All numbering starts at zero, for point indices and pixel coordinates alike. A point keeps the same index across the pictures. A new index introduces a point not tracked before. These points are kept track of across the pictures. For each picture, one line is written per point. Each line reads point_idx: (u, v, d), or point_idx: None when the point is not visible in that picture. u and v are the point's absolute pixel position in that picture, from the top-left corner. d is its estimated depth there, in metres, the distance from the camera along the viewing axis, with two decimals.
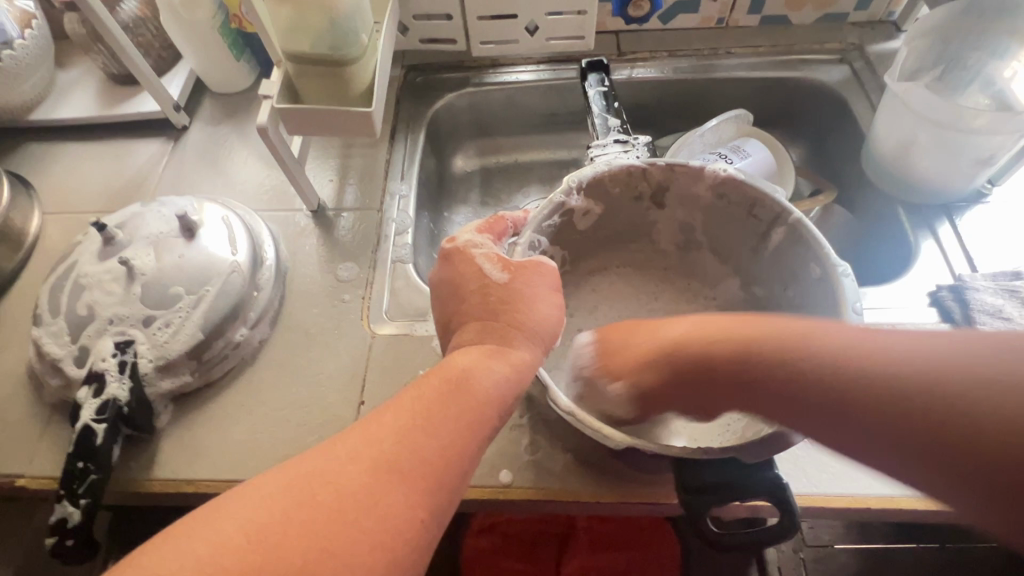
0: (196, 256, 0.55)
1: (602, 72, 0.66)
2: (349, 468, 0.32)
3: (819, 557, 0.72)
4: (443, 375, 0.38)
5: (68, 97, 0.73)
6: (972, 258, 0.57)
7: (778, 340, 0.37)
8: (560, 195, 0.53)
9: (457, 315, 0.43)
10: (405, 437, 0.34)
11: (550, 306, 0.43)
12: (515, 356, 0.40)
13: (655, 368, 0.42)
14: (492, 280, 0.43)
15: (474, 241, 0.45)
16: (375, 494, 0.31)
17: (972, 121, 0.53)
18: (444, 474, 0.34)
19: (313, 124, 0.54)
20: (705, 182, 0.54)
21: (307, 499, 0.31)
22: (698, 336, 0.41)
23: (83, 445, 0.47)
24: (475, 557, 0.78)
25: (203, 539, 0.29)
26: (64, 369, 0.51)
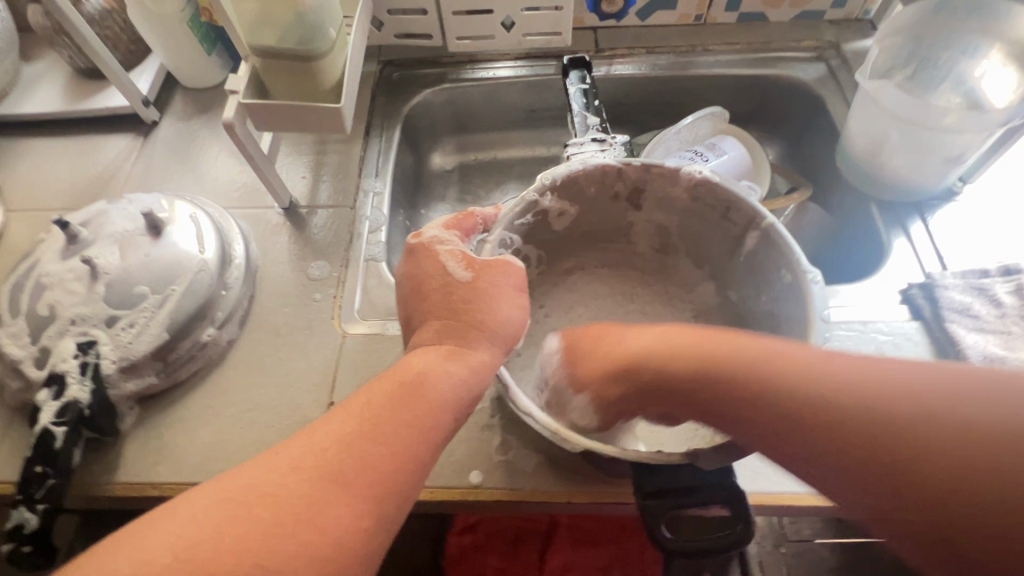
0: (161, 255, 0.53)
1: (583, 68, 0.66)
2: (291, 478, 0.32)
3: (796, 552, 0.73)
4: (396, 379, 0.37)
5: (33, 91, 0.71)
6: (942, 256, 0.57)
7: (755, 359, 0.36)
8: (531, 193, 0.52)
9: (419, 312, 0.43)
10: (351, 444, 0.33)
11: (513, 307, 0.43)
12: (472, 358, 0.40)
13: (620, 379, 0.43)
14: (456, 278, 0.42)
15: (440, 237, 0.45)
16: (317, 504, 0.31)
17: (942, 119, 0.53)
18: (391, 481, 0.33)
19: (281, 119, 0.53)
20: (676, 184, 0.54)
21: (245, 511, 0.30)
22: (672, 349, 0.40)
23: (41, 449, 0.46)
24: (457, 556, 0.78)
25: (130, 556, 0.28)
26: (24, 371, 0.50)
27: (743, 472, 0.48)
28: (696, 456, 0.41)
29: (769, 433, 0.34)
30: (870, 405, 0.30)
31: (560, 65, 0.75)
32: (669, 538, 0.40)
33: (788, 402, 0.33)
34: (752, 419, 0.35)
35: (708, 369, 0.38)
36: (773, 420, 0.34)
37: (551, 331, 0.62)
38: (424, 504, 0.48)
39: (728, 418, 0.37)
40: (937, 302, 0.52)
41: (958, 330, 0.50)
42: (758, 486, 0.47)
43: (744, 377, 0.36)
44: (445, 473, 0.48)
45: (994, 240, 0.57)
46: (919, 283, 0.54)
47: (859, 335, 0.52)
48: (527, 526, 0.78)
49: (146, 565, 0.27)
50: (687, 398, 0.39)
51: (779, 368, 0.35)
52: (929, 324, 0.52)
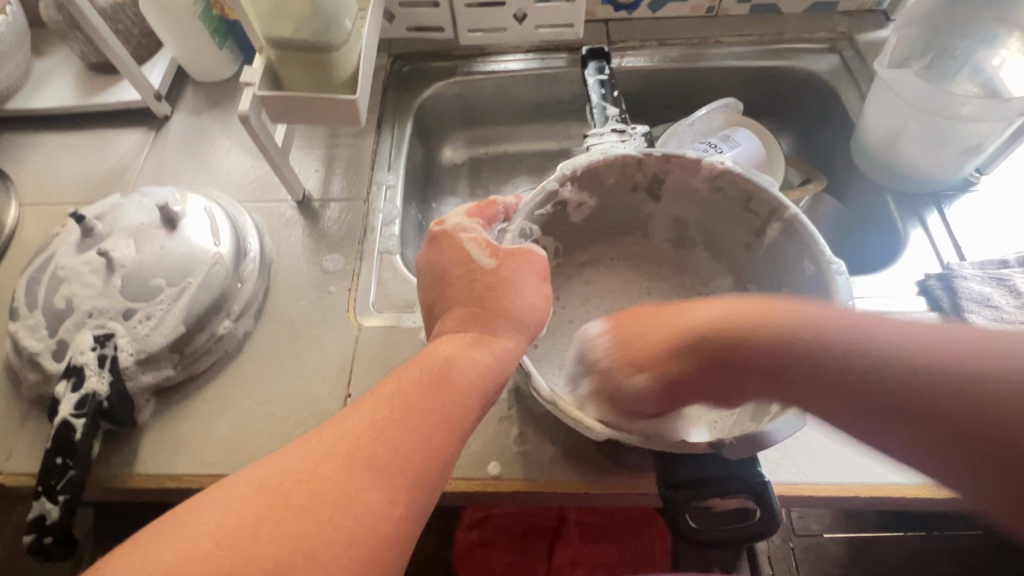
0: (177, 247, 0.54)
1: (602, 59, 0.65)
2: (324, 466, 0.32)
3: (807, 546, 0.73)
4: (425, 366, 0.37)
5: (45, 86, 0.71)
6: (961, 247, 0.57)
7: (806, 325, 0.35)
8: (552, 182, 0.52)
9: (441, 300, 0.43)
10: (383, 430, 0.33)
11: (537, 295, 0.43)
12: (498, 345, 0.40)
13: (687, 356, 0.39)
14: (480, 266, 0.42)
15: (463, 225, 0.44)
16: (353, 491, 0.31)
17: (961, 109, 0.53)
18: (424, 466, 0.33)
19: (296, 111, 0.53)
20: (695, 174, 0.54)
21: (280, 499, 0.30)
22: (744, 320, 0.37)
23: (61, 441, 0.46)
24: (465, 551, 0.78)
25: (172, 547, 0.28)
26: (42, 363, 0.50)
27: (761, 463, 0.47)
28: (719, 446, 0.40)
29: (823, 397, 0.34)
30: (930, 364, 0.31)
31: (572, 58, 0.75)
32: (693, 528, 0.41)
33: (844, 364, 0.33)
34: (835, 389, 0.34)
35: (764, 337, 0.36)
36: (861, 390, 0.32)
37: (566, 323, 0.62)
38: (442, 495, 0.48)
39: (807, 391, 0.35)
40: (955, 293, 0.52)
41: (977, 321, 0.50)
42: (777, 477, 0.47)
43: (794, 343, 0.35)
44: (463, 464, 0.48)
45: (1013, 231, 0.57)
46: (938, 274, 0.54)
47: None
48: (536, 521, 0.79)
49: (189, 556, 0.28)
50: (763, 373, 0.37)
51: (833, 331, 0.34)
52: (948, 315, 0.52)
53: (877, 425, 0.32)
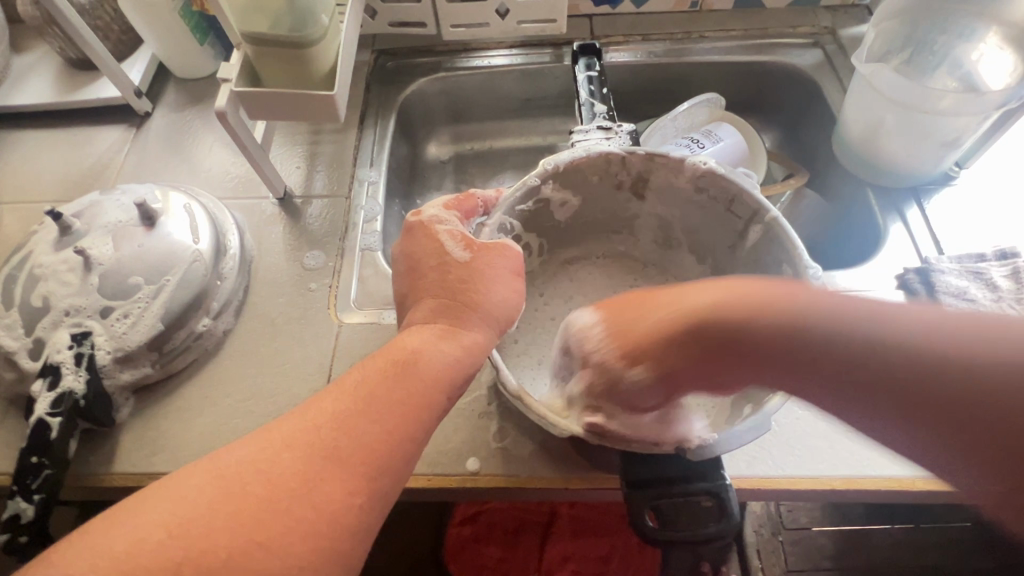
0: (156, 245, 0.53)
1: (593, 56, 0.65)
2: (283, 456, 0.32)
3: (796, 540, 0.77)
4: (391, 361, 0.37)
5: (24, 82, 0.71)
6: (939, 241, 0.57)
7: (784, 311, 0.34)
8: (533, 176, 0.52)
9: (414, 291, 0.43)
10: (345, 420, 0.33)
11: (509, 291, 0.43)
12: (466, 338, 0.40)
13: (669, 348, 0.38)
14: (453, 258, 0.42)
15: (439, 217, 0.45)
16: (310, 480, 0.31)
17: (938, 103, 0.53)
18: (385, 457, 0.33)
19: (274, 108, 0.53)
20: (675, 173, 0.54)
21: (236, 487, 0.30)
22: (718, 305, 0.37)
23: (37, 439, 0.45)
24: (457, 547, 0.79)
25: (123, 534, 0.28)
26: (19, 362, 0.50)
27: (739, 457, 0.48)
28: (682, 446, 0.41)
29: (822, 377, 0.33)
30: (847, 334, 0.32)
31: (555, 53, 0.74)
32: (652, 527, 0.40)
33: (849, 347, 0.32)
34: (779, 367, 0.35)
35: (763, 317, 0.35)
36: (803, 367, 0.34)
37: (550, 319, 0.61)
38: (421, 491, 0.48)
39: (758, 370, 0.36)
40: (933, 286, 0.52)
41: None
42: (754, 471, 0.47)
43: (745, 328, 0.35)
44: (442, 460, 0.48)
45: (993, 224, 0.57)
46: (916, 268, 0.54)
47: None
48: (528, 517, 0.80)
49: (141, 543, 0.28)
50: (728, 357, 0.36)
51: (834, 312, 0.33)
52: None
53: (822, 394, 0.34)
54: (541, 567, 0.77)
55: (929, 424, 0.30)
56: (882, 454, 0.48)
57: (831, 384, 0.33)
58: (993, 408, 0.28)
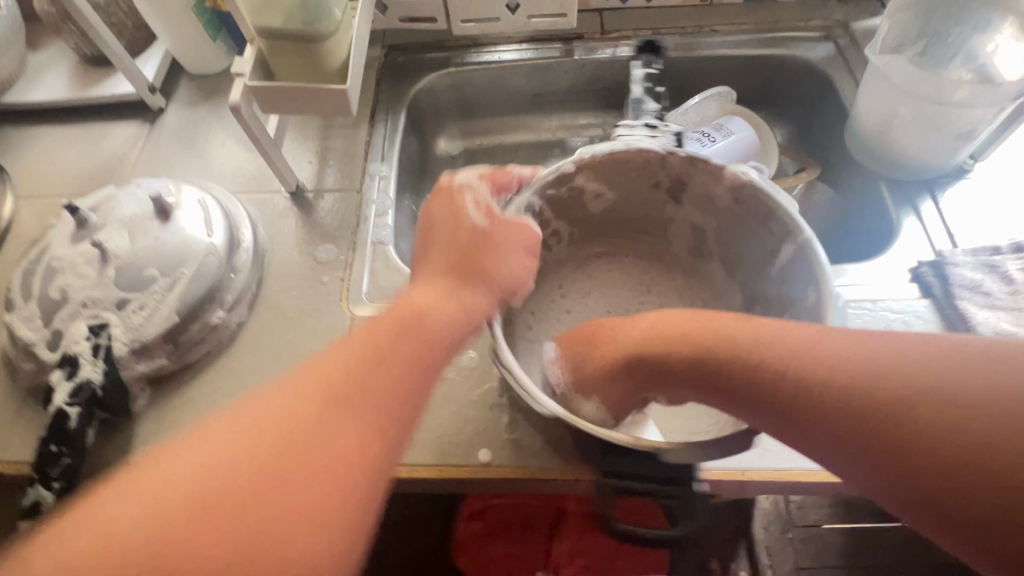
0: (170, 238, 0.54)
1: (652, 53, 0.68)
2: (299, 404, 0.34)
3: (805, 537, 0.82)
4: (396, 322, 0.39)
5: (40, 79, 0.72)
6: (953, 234, 0.57)
7: (747, 345, 0.37)
8: (569, 161, 0.52)
9: (426, 250, 0.45)
10: (357, 371, 0.36)
11: (519, 262, 0.46)
12: (471, 298, 0.42)
13: (628, 373, 0.43)
14: (474, 223, 0.45)
15: (469, 184, 0.47)
16: (328, 426, 0.33)
17: (953, 93, 0.53)
18: (396, 405, 0.36)
19: (287, 102, 0.53)
20: (711, 178, 0.52)
21: (258, 435, 0.32)
22: (673, 338, 0.41)
23: (55, 428, 0.46)
24: (466, 541, 0.80)
25: (153, 484, 0.30)
26: (37, 353, 0.51)
27: (751, 450, 0.48)
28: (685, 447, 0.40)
29: (788, 420, 0.35)
30: (812, 372, 0.34)
31: (565, 48, 0.74)
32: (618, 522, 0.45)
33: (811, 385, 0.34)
34: (748, 400, 0.37)
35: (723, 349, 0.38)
36: (769, 400, 0.36)
37: (564, 314, 0.62)
38: (433, 481, 0.48)
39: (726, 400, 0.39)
40: (947, 279, 0.52)
41: (968, 307, 0.50)
42: (766, 464, 0.47)
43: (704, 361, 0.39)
44: (453, 451, 0.48)
45: (1008, 217, 0.57)
46: (929, 262, 0.54)
47: (869, 314, 0.52)
48: (535, 514, 0.80)
49: (175, 489, 0.29)
50: (690, 383, 0.40)
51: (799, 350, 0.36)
52: (939, 302, 0.52)
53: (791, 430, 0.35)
54: (550, 563, 0.77)
55: (882, 463, 0.31)
56: None
57: (794, 422, 0.35)
58: (949, 467, 0.29)
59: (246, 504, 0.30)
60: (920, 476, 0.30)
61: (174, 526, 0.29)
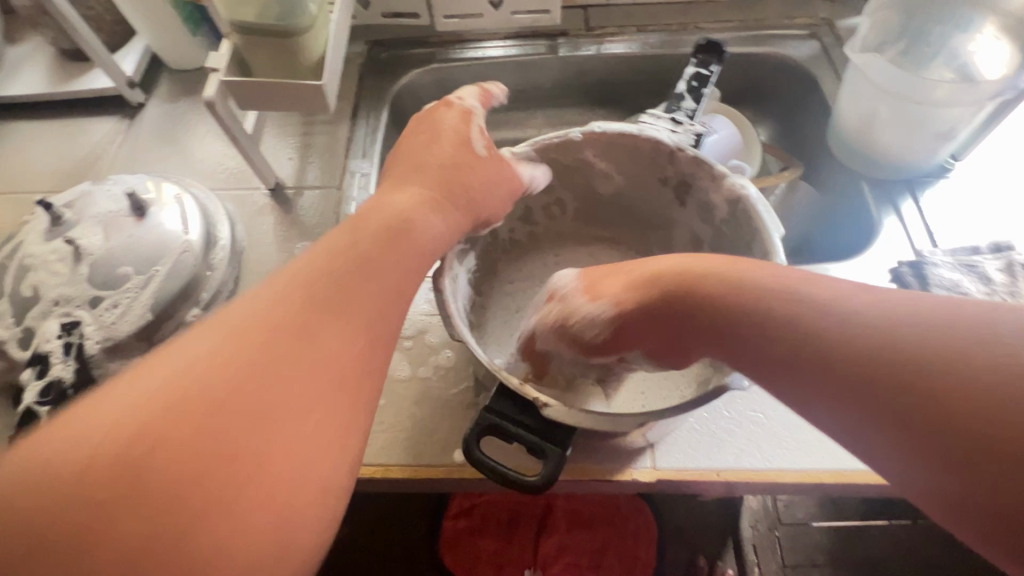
0: (144, 235, 0.53)
1: (713, 54, 0.62)
2: (280, 306, 0.31)
3: (791, 535, 0.82)
4: (373, 231, 0.38)
5: (17, 73, 0.71)
6: (933, 233, 0.56)
7: (771, 289, 0.35)
8: (577, 131, 0.50)
9: (420, 153, 0.47)
10: (342, 275, 0.34)
11: (502, 182, 0.49)
12: (453, 218, 0.44)
13: (650, 292, 0.40)
14: (473, 148, 0.49)
15: (471, 108, 0.51)
16: (316, 325, 0.31)
17: (933, 93, 0.52)
18: (384, 311, 0.35)
19: (261, 98, 0.52)
20: (711, 181, 0.49)
21: (243, 340, 0.29)
22: (701, 269, 0.39)
23: (26, 427, 0.46)
24: (453, 538, 0.79)
25: (123, 396, 0.26)
26: (8, 351, 0.50)
27: (726, 450, 0.47)
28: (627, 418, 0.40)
29: (807, 376, 0.31)
30: (844, 319, 0.30)
31: (550, 44, 0.74)
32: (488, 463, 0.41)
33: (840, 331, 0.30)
34: (765, 351, 0.33)
35: (747, 288, 0.35)
36: (787, 350, 0.32)
37: None
38: (407, 481, 0.48)
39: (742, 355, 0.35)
40: (926, 280, 0.52)
41: None
42: (742, 463, 0.47)
43: (723, 304, 0.36)
44: (429, 451, 0.48)
45: (988, 217, 0.57)
46: (909, 262, 0.54)
47: None
48: (524, 510, 0.81)
49: (147, 397, 0.26)
50: (706, 329, 0.37)
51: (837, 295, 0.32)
52: None
53: (811, 388, 0.31)
54: (537, 560, 0.78)
55: (897, 430, 0.27)
56: None
57: (802, 374, 0.31)
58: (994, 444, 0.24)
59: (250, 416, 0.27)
60: (951, 448, 0.25)
61: (146, 436, 0.25)
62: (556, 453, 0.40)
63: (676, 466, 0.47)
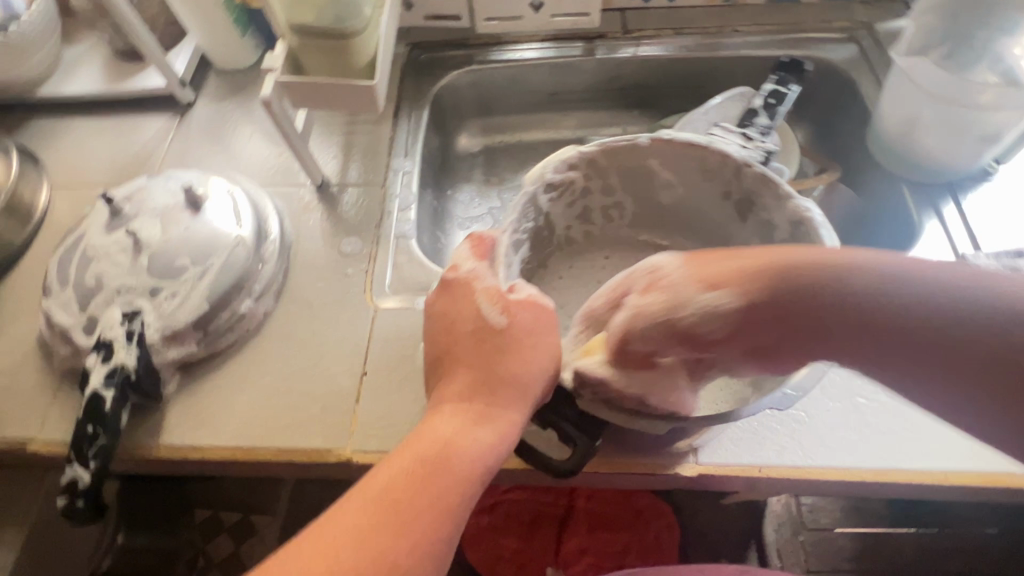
0: (201, 229, 0.55)
1: (793, 71, 0.67)
2: (425, 441, 0.39)
3: (816, 540, 0.82)
4: (425, 443, 0.39)
5: (74, 72, 0.74)
6: (976, 237, 0.56)
7: (849, 273, 0.34)
8: (645, 137, 0.52)
9: (450, 356, 0.43)
10: (473, 392, 0.41)
11: (550, 351, 0.43)
12: (531, 371, 0.42)
13: (769, 282, 0.35)
14: (491, 323, 0.43)
15: (476, 272, 0.45)
16: (454, 445, 0.39)
17: (978, 97, 0.53)
18: (503, 417, 0.41)
19: (317, 97, 0.54)
20: (775, 201, 0.50)
21: (408, 471, 0.38)
22: (790, 261, 0.35)
23: (92, 410, 0.48)
24: (476, 536, 0.81)
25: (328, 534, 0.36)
26: (73, 337, 0.52)
27: (769, 446, 0.48)
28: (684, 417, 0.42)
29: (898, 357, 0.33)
30: (928, 298, 0.32)
31: (587, 47, 0.75)
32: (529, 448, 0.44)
33: (896, 310, 0.33)
34: (857, 340, 0.34)
35: (800, 275, 0.35)
36: (882, 338, 0.33)
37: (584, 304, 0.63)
38: None
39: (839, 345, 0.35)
40: None
41: None
42: (783, 460, 0.47)
43: (822, 296, 0.34)
44: None
45: None
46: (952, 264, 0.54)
47: None
48: (546, 510, 0.82)
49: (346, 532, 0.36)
50: (813, 322, 0.35)
51: (884, 273, 0.34)
52: None
53: (899, 365, 0.34)
54: (559, 559, 0.79)
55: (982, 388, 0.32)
56: (911, 449, 0.48)
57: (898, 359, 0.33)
58: None
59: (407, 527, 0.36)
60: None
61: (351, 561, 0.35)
62: (582, 448, 0.43)
63: (718, 461, 0.48)
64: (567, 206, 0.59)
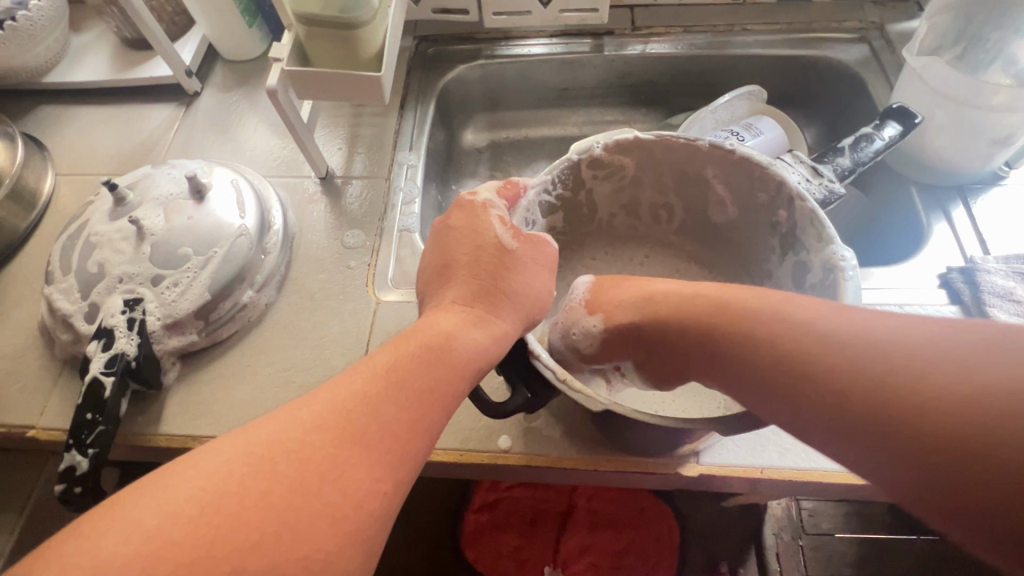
0: (204, 218, 0.55)
1: (900, 118, 0.57)
2: (420, 336, 0.39)
3: (817, 544, 0.81)
4: (427, 338, 0.39)
5: (82, 60, 0.74)
6: (986, 242, 0.56)
7: (764, 314, 0.38)
8: (706, 140, 0.52)
9: (451, 270, 0.45)
10: (474, 300, 0.43)
11: (540, 285, 0.46)
12: (524, 295, 0.44)
13: (635, 311, 0.45)
14: (503, 243, 0.45)
15: (492, 202, 0.47)
16: (449, 341, 0.39)
17: (990, 98, 0.52)
18: (498, 327, 0.42)
19: (324, 87, 0.54)
20: (817, 242, 0.48)
21: (405, 359, 0.37)
22: (710, 301, 0.41)
23: (92, 397, 0.47)
24: (476, 533, 0.80)
25: (326, 403, 0.34)
26: (74, 324, 0.52)
27: (771, 448, 0.48)
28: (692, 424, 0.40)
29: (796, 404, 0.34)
30: (832, 342, 0.33)
31: (595, 43, 0.74)
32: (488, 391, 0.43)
33: (809, 355, 0.34)
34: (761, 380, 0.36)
35: (730, 318, 0.39)
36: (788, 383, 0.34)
37: None
38: (452, 465, 0.49)
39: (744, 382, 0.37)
40: (977, 286, 0.51)
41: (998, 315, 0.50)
42: (784, 462, 0.47)
43: (737, 337, 0.38)
44: (473, 437, 0.49)
45: None
46: (960, 267, 0.53)
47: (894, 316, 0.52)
48: (547, 507, 0.82)
49: (343, 402, 0.34)
50: (722, 360, 0.39)
51: (813, 319, 0.35)
52: (969, 308, 0.51)
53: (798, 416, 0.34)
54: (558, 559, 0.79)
55: (869, 448, 0.30)
56: None
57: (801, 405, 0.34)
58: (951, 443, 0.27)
59: (405, 403, 0.35)
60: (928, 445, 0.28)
61: (343, 431, 0.32)
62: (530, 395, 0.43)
63: (719, 462, 0.47)
64: (614, 190, 0.60)
